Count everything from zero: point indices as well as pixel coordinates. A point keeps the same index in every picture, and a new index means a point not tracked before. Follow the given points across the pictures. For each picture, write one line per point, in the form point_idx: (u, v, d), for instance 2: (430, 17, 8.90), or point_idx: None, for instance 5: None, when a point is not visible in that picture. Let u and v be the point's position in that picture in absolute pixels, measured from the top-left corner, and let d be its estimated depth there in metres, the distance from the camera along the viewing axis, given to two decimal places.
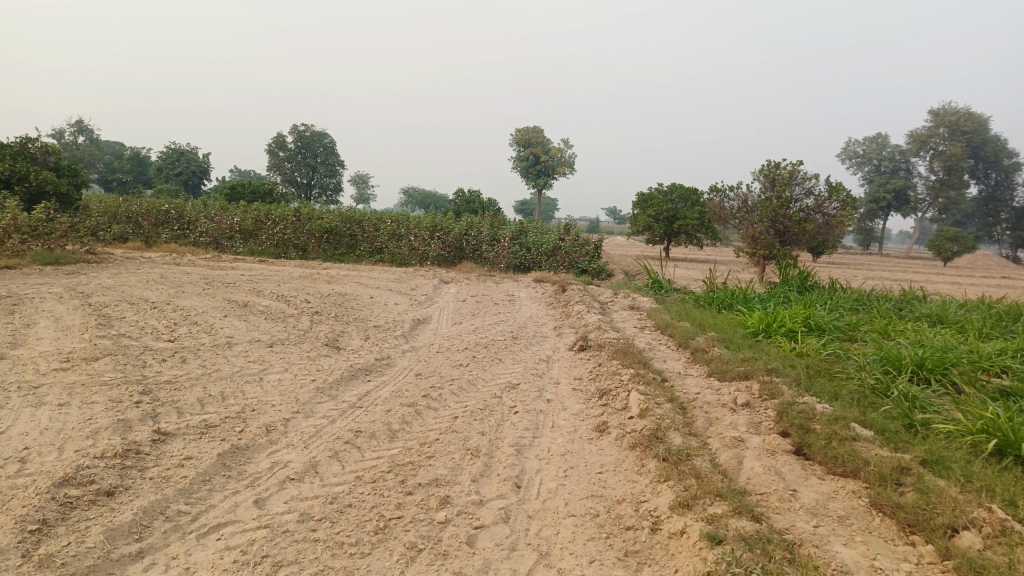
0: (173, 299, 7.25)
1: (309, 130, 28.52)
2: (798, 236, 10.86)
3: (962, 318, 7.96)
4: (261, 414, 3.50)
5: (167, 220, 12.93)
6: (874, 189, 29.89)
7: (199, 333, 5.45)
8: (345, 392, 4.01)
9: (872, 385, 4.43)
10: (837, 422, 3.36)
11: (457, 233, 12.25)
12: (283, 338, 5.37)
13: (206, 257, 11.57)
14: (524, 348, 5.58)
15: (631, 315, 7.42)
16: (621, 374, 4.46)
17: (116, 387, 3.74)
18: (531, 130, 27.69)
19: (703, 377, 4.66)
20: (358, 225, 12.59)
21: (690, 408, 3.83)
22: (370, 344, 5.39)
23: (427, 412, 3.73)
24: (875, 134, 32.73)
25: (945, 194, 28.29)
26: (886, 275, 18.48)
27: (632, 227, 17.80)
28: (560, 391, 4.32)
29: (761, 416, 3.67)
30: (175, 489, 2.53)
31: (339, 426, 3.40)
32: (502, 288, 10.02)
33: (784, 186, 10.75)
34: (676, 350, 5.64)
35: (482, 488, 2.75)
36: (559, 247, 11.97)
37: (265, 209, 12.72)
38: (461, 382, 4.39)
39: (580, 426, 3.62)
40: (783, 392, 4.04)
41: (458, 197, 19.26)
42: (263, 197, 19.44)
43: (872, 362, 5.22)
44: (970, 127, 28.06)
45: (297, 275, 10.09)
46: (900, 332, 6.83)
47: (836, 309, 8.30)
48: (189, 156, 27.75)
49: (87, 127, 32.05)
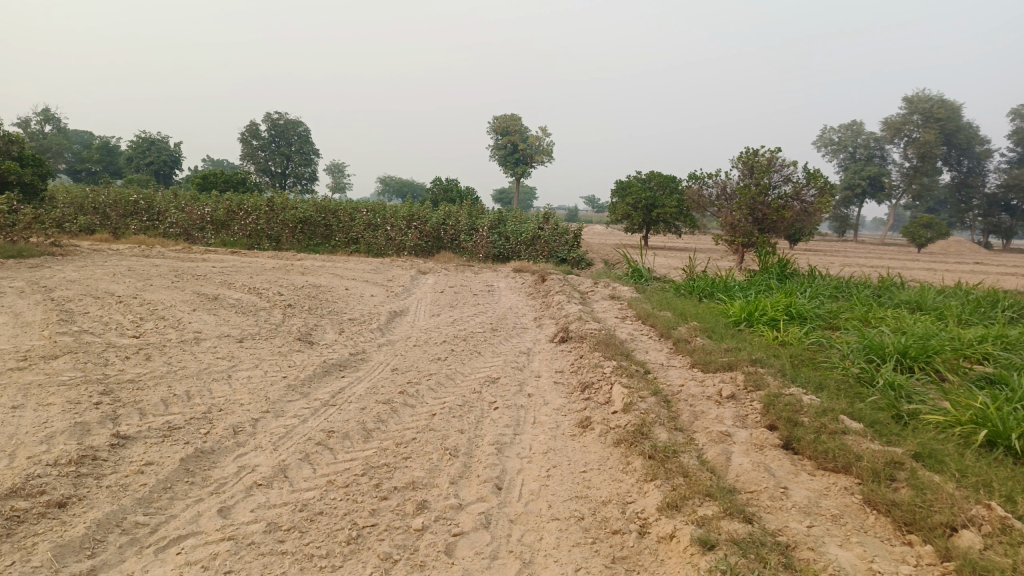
0: (141, 292, 7.00)
1: (283, 119, 28.03)
2: (776, 224, 10.84)
3: (940, 305, 7.97)
4: (228, 415, 3.33)
5: (136, 211, 12.58)
6: (849, 176, 30.08)
7: (166, 328, 5.24)
8: (318, 390, 3.85)
9: (857, 374, 4.37)
10: (826, 415, 3.27)
11: (435, 222, 12.07)
12: (254, 333, 5.19)
13: (176, 249, 11.28)
14: (504, 340, 5.46)
15: (612, 305, 7.33)
16: (603, 366, 4.35)
17: (74, 388, 3.55)
18: (509, 118, 27.43)
19: (686, 368, 4.57)
20: (333, 215, 12.36)
21: (674, 401, 3.73)
22: (344, 338, 5.23)
23: (403, 409, 3.59)
24: (850, 121, 32.94)
25: (919, 181, 28.55)
26: (861, 261, 18.61)
27: (610, 215, 17.71)
28: (541, 385, 4.20)
29: (747, 409, 3.58)
30: (133, 499, 2.37)
31: (310, 426, 3.25)
32: (481, 278, 9.89)
33: (762, 173, 10.71)
34: (658, 341, 5.54)
35: (461, 490, 2.62)
36: (538, 236, 11.84)
37: (237, 199, 12.43)
38: (439, 377, 4.25)
39: (562, 421, 3.50)
40: (769, 383, 3.96)
41: (435, 186, 19.03)
42: (236, 187, 19.05)
43: (855, 350, 5.16)
44: (943, 114, 28.31)
45: (270, 267, 9.86)
46: (880, 319, 6.80)
47: (816, 297, 8.27)
48: (160, 145, 27.17)
49: (55, 116, 31.25)
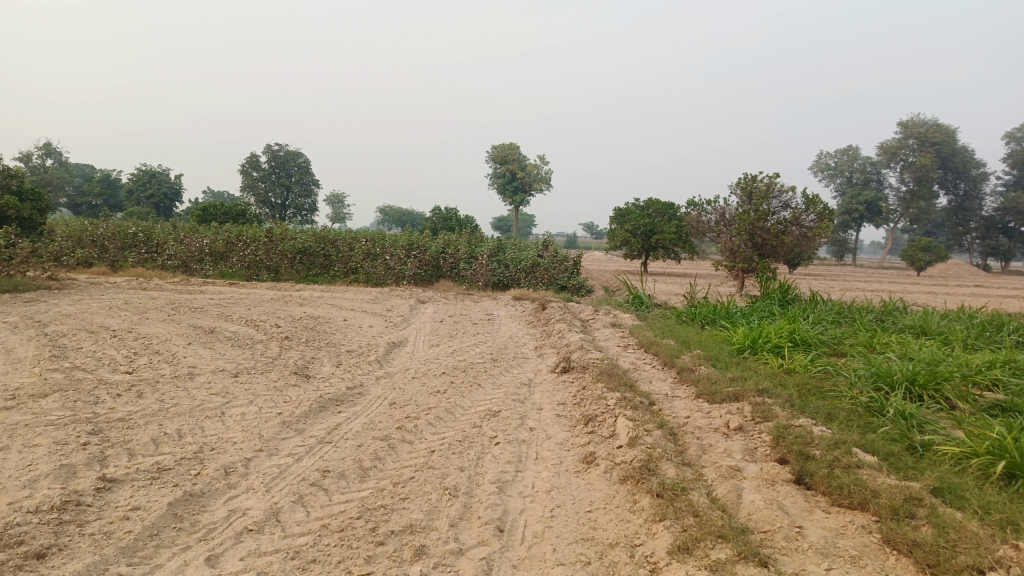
0: (136, 326, 6.90)
1: (282, 150, 28.17)
2: (776, 249, 10.78)
3: (945, 329, 7.87)
4: (220, 454, 3.22)
5: (134, 244, 12.53)
6: (847, 200, 30.14)
7: (160, 364, 5.14)
8: (313, 426, 3.74)
9: (866, 404, 4.27)
10: (838, 448, 3.16)
11: (434, 251, 12.02)
12: (250, 367, 5.08)
13: (174, 282, 11.20)
14: (504, 371, 5.35)
15: (613, 333, 7.23)
16: (607, 398, 4.24)
17: (62, 427, 3.44)
18: (507, 147, 27.54)
19: (691, 399, 4.46)
20: (332, 245, 12.32)
21: (680, 434, 3.62)
22: (342, 372, 5.12)
23: (401, 446, 3.48)
24: (846, 146, 33.11)
25: (917, 205, 28.60)
26: (862, 285, 18.54)
27: (610, 242, 17.67)
28: (543, 418, 4.09)
29: (756, 442, 3.47)
30: (117, 547, 2.25)
31: (304, 465, 3.13)
32: (481, 307, 9.79)
33: (761, 199, 10.67)
34: (662, 370, 5.43)
35: (461, 534, 2.50)
36: (538, 264, 11.77)
37: (236, 230, 12.38)
38: (438, 411, 4.14)
39: (565, 457, 3.39)
40: (777, 414, 3.85)
41: (435, 215, 19.01)
42: (235, 218, 19.04)
43: (862, 378, 5.06)
44: (938, 138, 28.47)
45: (268, 298, 9.78)
46: (886, 345, 6.70)
47: (819, 322, 8.18)
48: (160, 178, 27.25)
49: (56, 150, 31.40)
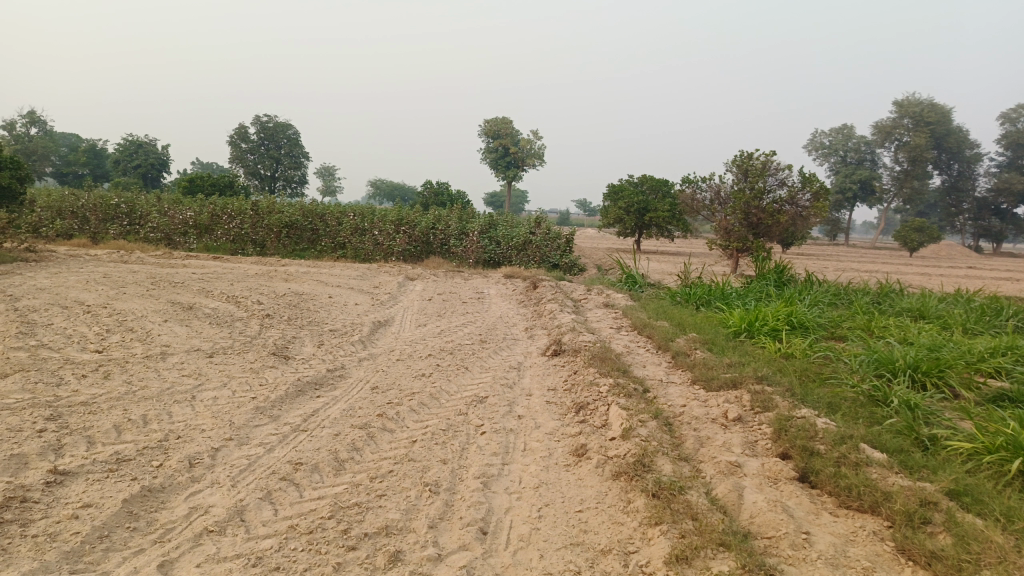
0: (111, 302, 6.65)
1: (272, 121, 27.67)
2: (771, 228, 10.58)
3: (943, 313, 7.71)
4: (186, 444, 3.01)
5: (117, 215, 12.19)
6: (840, 180, 29.92)
7: (133, 342, 4.90)
8: (288, 412, 3.53)
9: (868, 393, 4.09)
10: (844, 443, 2.99)
11: (424, 227, 11.76)
12: (226, 347, 4.86)
13: (156, 255, 10.91)
14: (493, 354, 5.15)
15: (606, 314, 7.04)
16: (599, 384, 4.04)
17: (18, 412, 3.21)
18: (500, 121, 27.14)
19: (687, 386, 4.28)
20: (320, 219, 12.02)
21: (676, 425, 3.43)
22: (323, 352, 4.91)
23: (381, 435, 3.28)
24: (841, 125, 32.83)
25: (910, 185, 28.43)
26: (855, 266, 18.40)
27: (602, 219, 17.43)
28: (532, 404, 3.91)
29: (756, 434, 3.29)
30: (60, 552, 2.04)
31: (275, 457, 2.92)
32: (470, 284, 9.57)
33: (757, 177, 10.44)
34: (656, 354, 5.24)
35: (440, 536, 2.32)
36: (529, 241, 11.53)
37: (221, 202, 12.07)
38: (422, 396, 3.94)
39: (555, 449, 3.19)
40: (779, 404, 3.67)
41: (426, 190, 18.70)
42: (223, 190, 18.66)
43: (863, 365, 4.88)
44: (934, 118, 28.25)
45: (253, 273, 9.52)
46: (885, 328, 6.53)
47: (816, 304, 8.00)
48: (147, 148, 26.71)
49: (40, 118, 30.75)
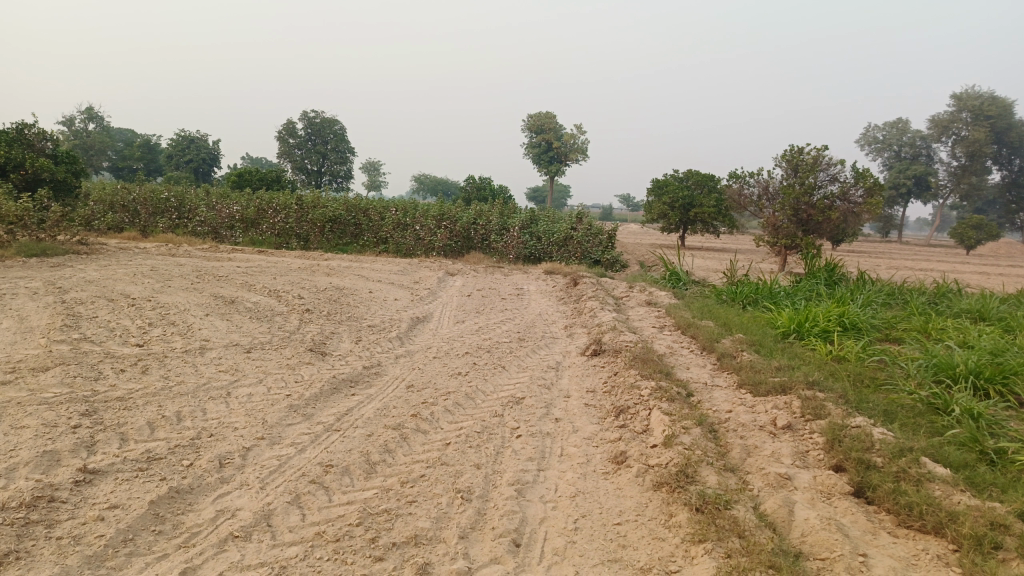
0: (156, 295, 6.73)
1: (319, 117, 27.99)
2: (821, 224, 10.23)
3: (1006, 315, 7.32)
4: (217, 443, 2.97)
5: (166, 209, 12.43)
6: (894, 174, 28.95)
7: (173, 336, 4.93)
8: (321, 411, 3.47)
9: (928, 401, 3.86)
10: (903, 456, 2.79)
11: (465, 222, 11.71)
12: (264, 342, 4.85)
13: (203, 248, 11.08)
14: (531, 353, 5.04)
15: (649, 313, 6.86)
16: (640, 387, 3.89)
17: (55, 407, 3.22)
18: (544, 116, 26.97)
19: (732, 390, 4.10)
20: (363, 214, 12.06)
21: (722, 432, 3.27)
22: (360, 349, 4.86)
23: (415, 436, 3.20)
24: (896, 119, 31.77)
25: (968, 180, 27.34)
26: (909, 264, 17.75)
27: (646, 214, 17.15)
28: (571, 407, 3.78)
29: (807, 444, 3.12)
30: (82, 556, 2.00)
31: (306, 458, 2.86)
32: (511, 280, 9.47)
33: (808, 172, 10.10)
34: (700, 355, 5.06)
35: (471, 548, 2.22)
36: (571, 236, 11.37)
37: (267, 197, 12.20)
38: (458, 396, 3.85)
39: (593, 456, 3.06)
40: (831, 412, 3.48)
41: (469, 184, 18.67)
42: (269, 185, 18.92)
43: (921, 370, 4.62)
44: (995, 111, 27.05)
45: (295, 267, 9.58)
46: (943, 331, 6.21)
47: (869, 305, 7.67)
48: (199, 143, 27.29)
49: (98, 115, 31.67)
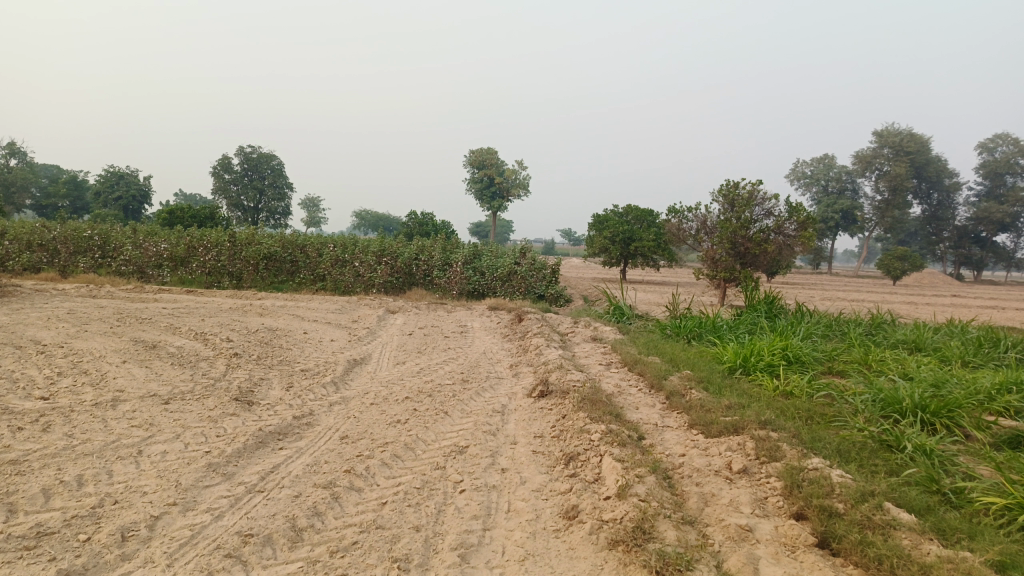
0: (70, 340, 6.24)
1: (256, 153, 27.43)
2: (758, 257, 10.36)
3: (940, 345, 7.46)
4: (121, 512, 2.64)
5: (89, 248, 11.77)
6: (822, 209, 30.00)
7: (83, 387, 4.51)
8: (244, 470, 3.16)
9: (879, 438, 3.78)
10: (866, 501, 2.67)
11: (406, 258, 11.46)
12: (186, 391, 4.48)
13: (127, 289, 10.49)
14: (475, 395, 4.80)
15: (595, 350, 6.71)
16: (590, 431, 3.70)
17: None
18: (485, 151, 27.08)
19: (684, 431, 3.96)
20: (299, 251, 11.66)
21: (677, 480, 3.10)
22: (291, 397, 4.53)
23: (348, 496, 2.92)
24: (822, 155, 33.07)
25: (891, 214, 28.52)
26: (841, 294, 18.28)
27: (587, 249, 17.20)
28: (517, 455, 3.57)
29: (765, 490, 2.97)
30: None
31: (223, 527, 2.56)
32: (453, 317, 9.23)
33: (744, 207, 10.24)
34: (649, 394, 4.92)
35: None
36: (514, 272, 11.22)
37: (198, 233, 11.69)
38: (396, 447, 3.58)
39: (543, 511, 2.85)
40: (787, 453, 3.35)
41: (410, 220, 18.43)
42: (202, 222, 18.30)
43: (868, 404, 4.57)
44: (913, 148, 28.55)
45: (227, 308, 9.14)
46: (883, 363, 6.25)
47: (810, 337, 7.72)
48: (128, 179, 26.33)
49: (20, 150, 30.30)
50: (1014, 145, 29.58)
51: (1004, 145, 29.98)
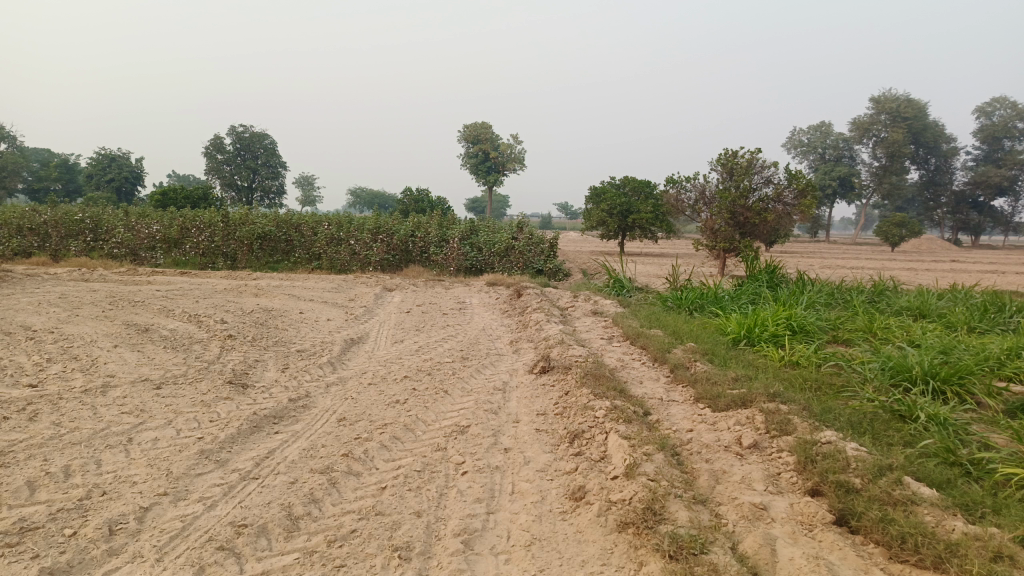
0: (60, 326, 6.11)
1: (247, 132, 27.09)
2: (758, 227, 10.21)
3: (944, 312, 7.36)
4: (109, 504, 2.52)
5: (80, 232, 11.59)
6: (820, 177, 29.76)
7: (73, 373, 4.39)
8: (239, 456, 3.05)
9: (891, 408, 3.67)
10: (885, 477, 2.56)
11: (402, 235, 11.30)
12: (178, 376, 4.36)
13: (120, 272, 10.34)
14: (475, 373, 4.69)
15: (596, 324, 6.59)
16: (594, 407, 3.60)
17: None
18: (480, 126, 26.76)
19: (691, 405, 3.85)
20: (294, 230, 11.49)
21: (686, 457, 3.00)
22: (286, 379, 4.42)
23: (345, 481, 2.82)
24: (820, 123, 32.75)
25: (889, 180, 28.32)
26: (840, 262, 18.18)
27: (585, 222, 17.02)
28: (520, 433, 3.46)
29: (777, 466, 2.87)
30: None
31: (215, 517, 2.45)
32: (451, 294, 9.11)
33: (743, 175, 10.07)
34: (653, 368, 4.81)
35: None
36: (512, 247, 11.07)
37: (190, 214, 11.51)
38: (395, 428, 3.47)
39: (548, 492, 2.75)
40: (799, 426, 3.25)
41: (406, 197, 18.22)
42: (196, 203, 18.09)
43: (876, 372, 4.46)
44: (910, 113, 28.25)
45: (221, 289, 9.01)
46: (887, 331, 6.14)
47: (813, 306, 7.61)
48: (120, 161, 26.00)
49: (9, 134, 29.90)
50: (1012, 108, 29.32)
51: (1001, 109, 29.70)
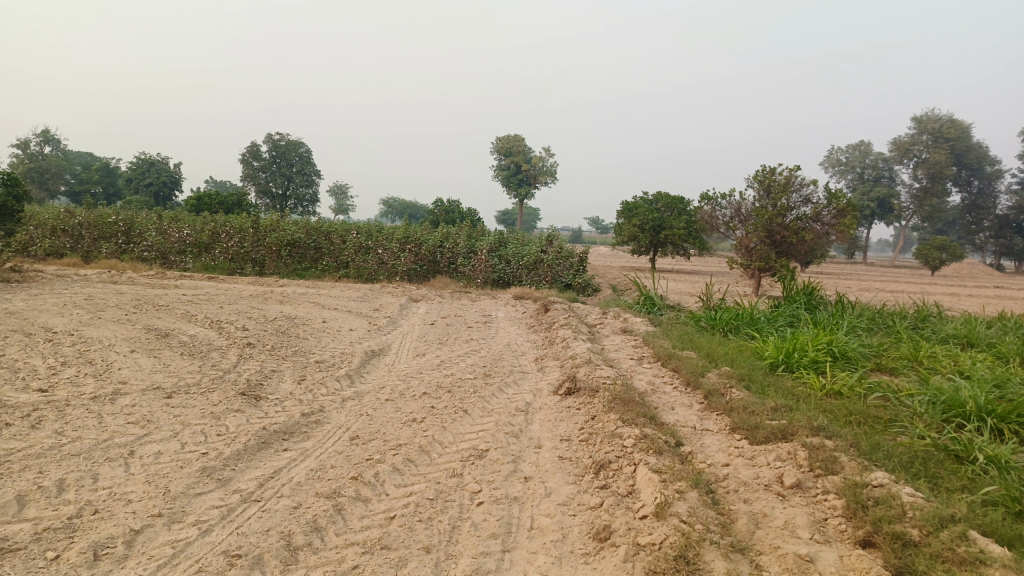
0: (81, 328, 6.04)
1: (283, 140, 27.31)
2: (795, 247, 9.86)
3: (994, 341, 6.96)
4: (99, 524, 2.36)
5: (113, 233, 11.64)
6: (858, 197, 29.10)
7: (85, 378, 4.27)
8: (242, 475, 2.88)
9: (946, 447, 3.36)
10: (947, 529, 2.29)
11: (430, 245, 11.16)
12: (190, 385, 4.22)
13: (149, 275, 10.34)
14: (497, 392, 4.48)
15: (625, 343, 6.34)
16: (622, 435, 3.36)
17: None
18: (513, 138, 26.67)
19: (725, 436, 3.59)
20: (323, 237, 11.42)
21: (722, 496, 2.75)
22: (301, 392, 4.25)
23: (352, 508, 2.62)
24: (859, 142, 32.08)
25: (930, 203, 27.58)
26: (877, 285, 17.65)
27: (615, 237, 16.73)
28: (542, 461, 3.24)
29: (824, 510, 2.61)
30: None
31: (210, 544, 2.27)
32: (477, 306, 8.92)
33: (780, 193, 9.75)
34: (685, 393, 4.55)
35: None
36: (541, 260, 10.85)
37: (221, 219, 11.50)
38: (409, 450, 3.27)
39: (570, 529, 2.52)
40: (845, 465, 2.97)
41: (437, 207, 18.14)
42: (230, 209, 18.22)
43: (927, 406, 4.13)
44: (953, 135, 27.43)
45: (246, 294, 8.94)
46: (934, 360, 5.78)
47: (854, 331, 7.26)
48: (160, 166, 26.36)
49: (54, 136, 30.59)
50: None
51: None
